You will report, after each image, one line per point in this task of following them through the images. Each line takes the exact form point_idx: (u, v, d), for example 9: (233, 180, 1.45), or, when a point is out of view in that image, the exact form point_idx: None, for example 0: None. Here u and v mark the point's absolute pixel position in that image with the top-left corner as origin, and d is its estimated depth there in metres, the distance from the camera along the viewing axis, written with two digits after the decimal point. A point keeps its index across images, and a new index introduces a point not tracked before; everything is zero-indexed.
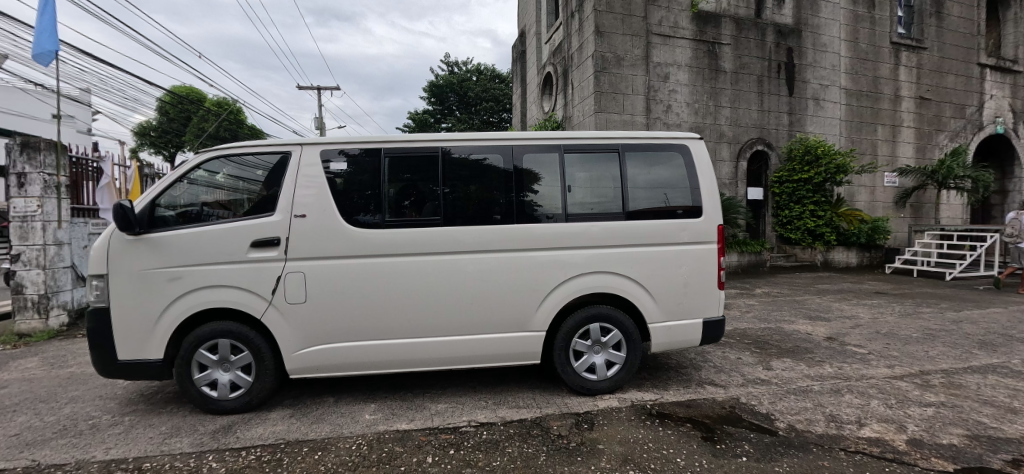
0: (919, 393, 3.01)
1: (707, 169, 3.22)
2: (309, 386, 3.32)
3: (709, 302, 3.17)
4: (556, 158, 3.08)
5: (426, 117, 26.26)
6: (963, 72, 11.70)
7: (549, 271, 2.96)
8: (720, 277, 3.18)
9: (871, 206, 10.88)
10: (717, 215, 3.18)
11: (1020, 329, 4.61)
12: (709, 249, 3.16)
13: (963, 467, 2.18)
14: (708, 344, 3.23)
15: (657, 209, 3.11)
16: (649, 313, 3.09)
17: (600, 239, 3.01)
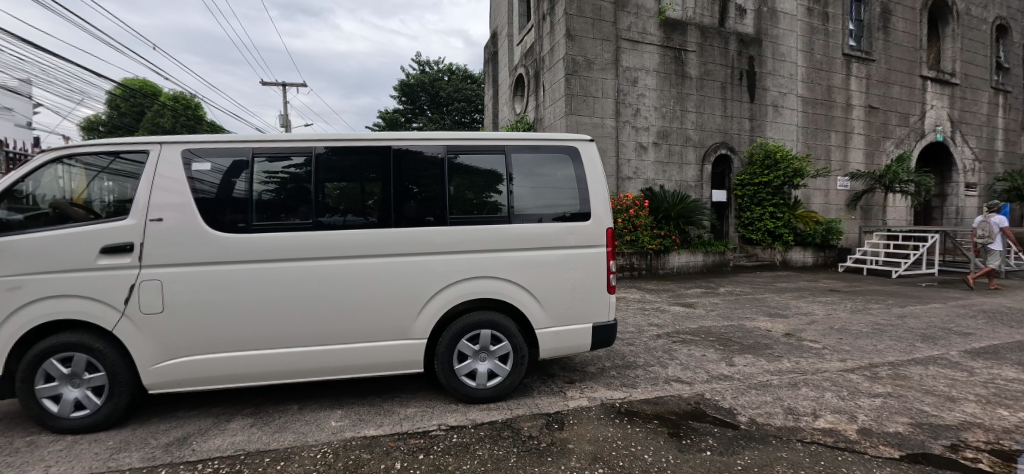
0: (868, 385, 3.18)
1: (597, 172, 3.20)
2: (271, 392, 3.20)
3: (599, 307, 3.13)
4: (438, 160, 2.99)
5: (397, 117, 25.86)
6: (907, 83, 12.49)
7: (516, 272, 2.96)
8: (611, 280, 3.14)
9: (825, 208, 11.45)
10: (607, 219, 3.15)
11: (958, 323, 4.96)
12: (597, 252, 3.12)
13: (909, 453, 2.31)
14: (600, 349, 3.18)
15: (546, 214, 3.06)
16: (537, 318, 3.02)
17: (546, 239, 3.02)
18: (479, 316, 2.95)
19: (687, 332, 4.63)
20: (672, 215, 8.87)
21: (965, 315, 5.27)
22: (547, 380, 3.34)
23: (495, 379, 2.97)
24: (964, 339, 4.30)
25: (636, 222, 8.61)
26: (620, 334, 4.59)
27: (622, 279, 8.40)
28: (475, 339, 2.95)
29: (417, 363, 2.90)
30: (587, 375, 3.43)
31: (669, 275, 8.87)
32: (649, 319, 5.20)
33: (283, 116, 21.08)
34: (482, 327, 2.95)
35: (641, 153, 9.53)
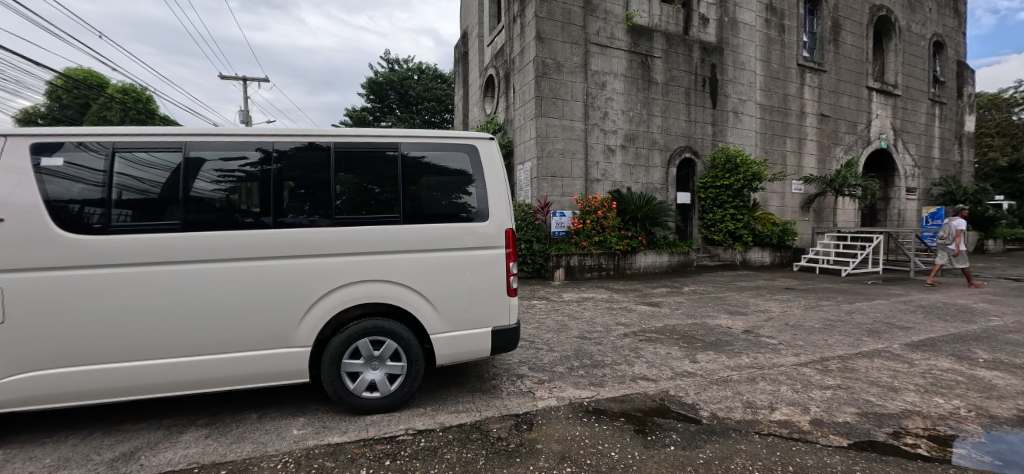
0: (820, 378, 3.35)
1: (496, 172, 3.11)
2: (230, 401, 3.06)
3: (499, 311, 3.02)
4: (324, 158, 2.82)
5: (365, 115, 25.31)
6: (856, 94, 13.25)
7: (418, 274, 2.85)
8: (510, 282, 3.04)
9: (782, 210, 11.99)
10: (505, 219, 3.05)
11: (900, 317, 5.31)
12: (497, 254, 3.02)
13: (855, 441, 2.45)
14: (504, 353, 3.08)
15: (442, 213, 2.94)
16: (432, 323, 2.88)
17: (440, 241, 2.90)
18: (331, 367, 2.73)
19: (652, 330, 4.74)
20: (639, 216, 9.07)
21: (907, 311, 5.64)
22: (515, 381, 3.34)
23: (404, 374, 2.85)
24: (905, 333, 4.59)
25: (604, 223, 8.81)
26: (588, 333, 4.66)
27: (590, 279, 8.53)
28: (358, 379, 2.78)
29: (304, 373, 2.73)
30: (555, 375, 3.46)
31: (636, 275, 9.06)
32: (617, 319, 5.30)
33: (244, 112, 20.29)
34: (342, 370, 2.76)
35: (609, 155, 9.70)
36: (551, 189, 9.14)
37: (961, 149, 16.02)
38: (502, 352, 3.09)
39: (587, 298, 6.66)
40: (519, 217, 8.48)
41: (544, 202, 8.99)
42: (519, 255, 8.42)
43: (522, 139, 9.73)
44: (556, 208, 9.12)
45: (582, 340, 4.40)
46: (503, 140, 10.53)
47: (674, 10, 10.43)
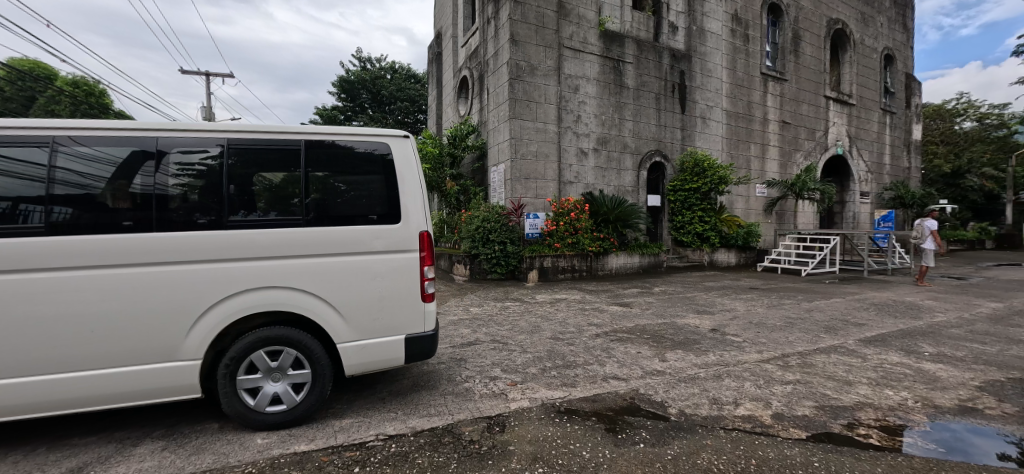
0: (781, 373, 3.48)
1: (409, 172, 2.98)
2: (187, 411, 2.93)
3: (412, 317, 2.90)
4: (216, 159, 2.65)
5: (336, 114, 24.72)
6: (814, 102, 13.89)
7: (321, 280, 2.70)
8: (425, 288, 2.94)
9: (746, 213, 12.43)
10: (418, 221, 2.94)
11: (855, 314, 5.59)
12: (409, 257, 2.90)
13: (813, 434, 2.56)
14: (421, 360, 2.96)
15: (349, 215, 2.81)
16: (338, 332, 2.75)
17: (345, 245, 2.77)
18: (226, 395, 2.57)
19: (623, 330, 4.82)
20: (611, 218, 9.21)
21: (861, 308, 5.94)
22: (487, 382, 3.33)
23: (310, 382, 2.71)
24: (859, 329, 4.83)
25: (577, 225, 8.90)
26: (561, 334, 4.70)
27: (563, 281, 8.61)
28: (283, 399, 2.65)
29: (196, 387, 2.54)
30: (527, 376, 3.47)
31: (608, 276, 9.20)
32: (589, 319, 5.37)
33: (207, 109, 19.47)
34: (258, 408, 2.61)
35: (582, 158, 9.82)
36: (525, 191, 9.18)
37: (908, 156, 17.02)
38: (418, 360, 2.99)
39: (560, 299, 6.72)
40: (493, 219, 8.46)
41: (518, 204, 9.03)
42: (493, 257, 8.42)
43: (495, 141, 9.73)
44: (530, 210, 9.17)
45: (555, 341, 4.43)
46: (477, 142, 10.50)
47: (645, 17, 10.68)
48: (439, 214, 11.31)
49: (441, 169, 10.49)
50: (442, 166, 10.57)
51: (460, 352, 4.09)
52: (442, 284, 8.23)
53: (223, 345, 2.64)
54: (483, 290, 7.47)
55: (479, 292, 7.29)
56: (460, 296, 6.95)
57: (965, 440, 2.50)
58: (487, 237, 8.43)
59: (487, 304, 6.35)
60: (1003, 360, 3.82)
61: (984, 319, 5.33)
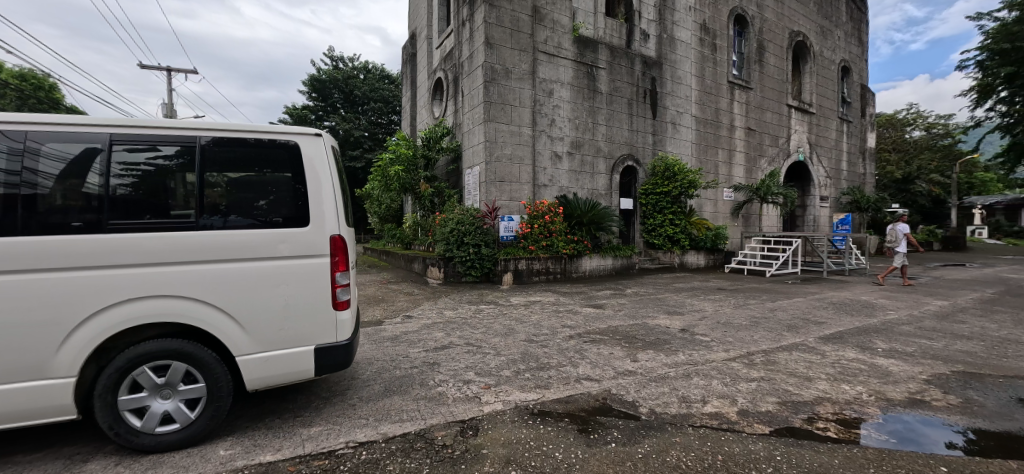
0: (746, 371, 3.60)
1: (316, 171, 2.81)
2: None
3: (322, 326, 2.74)
4: (100, 157, 2.43)
5: (306, 113, 24.10)
6: (777, 110, 14.46)
7: (217, 288, 2.50)
8: (338, 295, 2.79)
9: (714, 216, 12.81)
10: (330, 224, 2.78)
11: (815, 313, 5.85)
12: (318, 262, 2.74)
13: (776, 429, 2.65)
14: (335, 372, 2.80)
15: (251, 218, 2.64)
16: (238, 343, 2.55)
17: (245, 250, 2.57)
18: (104, 415, 2.33)
19: (596, 332, 4.88)
20: (585, 221, 9.31)
21: (821, 307, 6.21)
22: (460, 386, 3.31)
23: (205, 396, 2.51)
24: (819, 327, 5.04)
25: (551, 228, 8.96)
26: (535, 336, 4.71)
27: (538, 283, 8.64)
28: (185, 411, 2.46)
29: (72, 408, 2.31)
30: (501, 379, 3.46)
31: (582, 278, 9.29)
32: (562, 321, 5.41)
33: (168, 106, 18.65)
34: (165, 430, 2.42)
35: (556, 161, 9.90)
36: (499, 193, 9.18)
37: (864, 162, 17.93)
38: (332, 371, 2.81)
39: (534, 301, 6.74)
40: (468, 222, 8.41)
41: (492, 207, 9.01)
42: (467, 260, 8.39)
43: (470, 143, 9.71)
44: (504, 212, 9.19)
45: (528, 343, 4.44)
46: (451, 144, 10.44)
47: (617, 24, 10.89)
48: (413, 217, 11.18)
49: (415, 171, 10.39)
50: (416, 169, 10.47)
51: (433, 356, 4.04)
52: (416, 287, 8.13)
53: (103, 359, 2.40)
54: (457, 293, 7.42)
55: (453, 295, 7.23)
56: (433, 299, 6.88)
57: (917, 430, 2.64)
58: (462, 240, 8.39)
59: (461, 307, 6.31)
60: (949, 355, 4.05)
61: (932, 316, 5.66)
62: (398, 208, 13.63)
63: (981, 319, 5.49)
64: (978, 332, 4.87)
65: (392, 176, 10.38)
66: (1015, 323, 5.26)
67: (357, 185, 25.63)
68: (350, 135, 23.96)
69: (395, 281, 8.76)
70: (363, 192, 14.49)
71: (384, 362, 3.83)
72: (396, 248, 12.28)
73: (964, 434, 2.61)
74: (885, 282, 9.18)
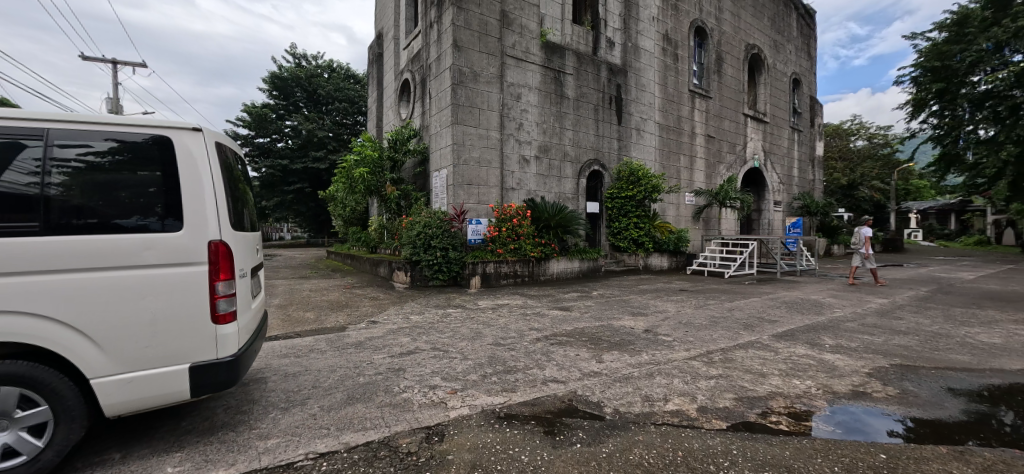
0: (705, 369, 3.72)
1: (193, 167, 2.53)
2: (96, 436, 2.63)
3: (199, 342, 2.46)
4: None
5: (267, 112, 23.19)
6: (735, 118, 15.10)
7: (63, 302, 2.19)
8: (219, 307, 2.52)
9: (677, 219, 13.20)
10: (211, 228, 2.51)
11: (769, 312, 6.13)
12: (193, 271, 2.46)
13: (732, 424, 2.75)
14: (219, 392, 2.52)
15: (114, 223, 2.37)
16: (93, 364, 2.26)
17: (101, 257, 2.28)
18: None
19: (563, 334, 4.92)
20: (552, 225, 9.40)
21: (775, 306, 6.52)
22: (426, 392, 3.26)
23: (55, 419, 2.21)
24: (773, 325, 5.28)
25: (519, 231, 9.00)
26: (502, 339, 4.70)
27: (506, 286, 8.64)
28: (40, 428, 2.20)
29: None
30: (467, 383, 3.43)
31: (550, 280, 9.36)
32: (530, 324, 5.42)
33: (113, 101, 17.52)
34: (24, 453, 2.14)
35: (524, 165, 9.95)
36: (467, 197, 9.14)
37: (813, 169, 18.97)
38: (217, 391, 2.54)
39: (502, 305, 6.74)
40: (435, 225, 8.32)
41: (460, 210, 8.95)
42: (435, 264, 8.31)
43: (437, 146, 9.62)
44: (472, 215, 9.15)
45: (496, 346, 4.43)
46: (418, 146, 10.30)
47: (584, 31, 11.09)
48: (378, 220, 10.99)
49: (381, 173, 10.21)
50: (381, 170, 10.29)
51: (398, 361, 3.96)
52: (382, 291, 7.96)
53: None
54: (424, 298, 7.32)
55: (419, 299, 7.12)
56: (400, 303, 6.76)
57: (862, 420, 2.81)
58: (429, 243, 8.29)
59: (427, 311, 6.22)
60: (888, 349, 4.34)
61: (873, 313, 6.05)
62: (363, 210, 13.32)
63: (916, 315, 5.91)
64: (914, 327, 5.24)
65: (357, 178, 10.16)
66: (945, 319, 5.69)
67: (321, 187, 24.90)
68: (314, 135, 23.27)
69: (360, 286, 8.55)
70: (327, 194, 14.08)
71: (348, 369, 3.73)
72: (361, 252, 11.98)
73: (904, 423, 2.80)
74: (834, 282, 9.73)
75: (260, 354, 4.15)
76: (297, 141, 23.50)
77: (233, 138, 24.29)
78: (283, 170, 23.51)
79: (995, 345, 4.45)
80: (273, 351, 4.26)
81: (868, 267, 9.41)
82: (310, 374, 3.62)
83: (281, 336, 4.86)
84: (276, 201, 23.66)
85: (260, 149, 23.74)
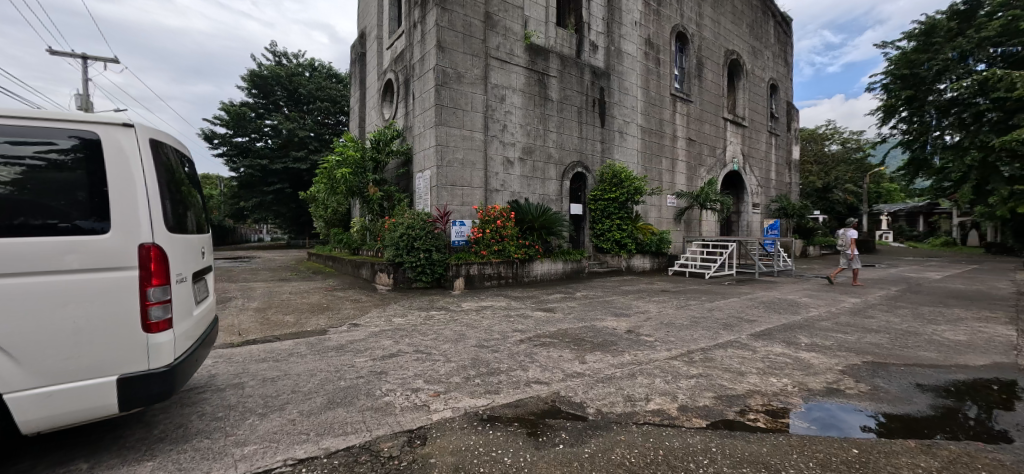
0: (685, 368, 3.77)
1: (122, 165, 2.40)
2: (61, 445, 2.53)
3: (130, 352, 2.33)
4: None
5: (246, 111, 22.71)
6: (715, 122, 15.38)
7: None
8: (151, 314, 2.39)
9: (658, 220, 13.38)
10: (142, 231, 2.38)
11: (748, 311, 6.26)
12: (122, 276, 2.32)
13: (711, 422, 2.79)
14: (152, 404, 2.40)
15: (32, 226, 2.21)
16: (7, 378, 2.10)
17: (13, 262, 2.12)
18: None
19: (546, 335, 4.93)
20: (536, 226, 9.44)
21: (753, 306, 6.65)
22: (408, 395, 3.22)
23: None
24: (751, 325, 5.39)
25: (502, 233, 9.00)
26: (485, 341, 4.69)
27: (489, 288, 8.62)
28: None
29: None
30: (450, 386, 3.41)
31: (533, 282, 9.37)
32: (513, 325, 5.42)
33: (83, 97, 16.89)
34: None
35: (508, 167, 9.95)
36: (451, 198, 9.10)
37: (790, 173, 19.46)
38: (151, 404, 2.40)
39: (485, 306, 6.72)
40: (418, 226, 8.26)
41: (444, 211, 8.91)
42: (418, 266, 8.25)
43: (421, 146, 9.55)
44: (455, 217, 9.12)
45: (479, 348, 4.41)
46: (401, 146, 10.21)
47: (568, 34, 11.15)
48: (361, 221, 10.89)
49: (363, 174, 10.09)
50: (364, 171, 10.17)
51: (380, 364, 3.91)
52: (364, 293, 7.86)
53: None
54: (407, 300, 7.25)
55: (402, 302, 7.05)
56: (382, 306, 6.68)
57: (837, 416, 2.88)
58: (412, 245, 8.22)
59: (410, 313, 6.16)
60: (860, 347, 4.47)
61: (847, 312, 6.23)
62: (344, 211, 13.14)
63: (887, 314, 6.11)
64: (885, 325, 5.41)
65: (339, 178, 10.03)
66: (914, 317, 5.90)
67: (301, 187, 24.48)
68: (294, 134, 22.88)
69: (341, 288, 8.43)
70: (308, 195, 13.85)
71: (328, 373, 3.67)
72: (343, 253, 11.82)
73: (876, 418, 2.88)
74: (811, 282, 9.99)
75: (237, 359, 4.05)
76: (277, 141, 23.07)
77: (210, 136, 23.70)
78: (263, 170, 23.06)
79: (961, 343, 4.63)
80: (251, 355, 4.17)
81: (852, 269, 9.66)
82: (289, 378, 3.55)
83: (259, 340, 4.76)
84: (255, 202, 23.17)
85: (238, 149, 23.23)
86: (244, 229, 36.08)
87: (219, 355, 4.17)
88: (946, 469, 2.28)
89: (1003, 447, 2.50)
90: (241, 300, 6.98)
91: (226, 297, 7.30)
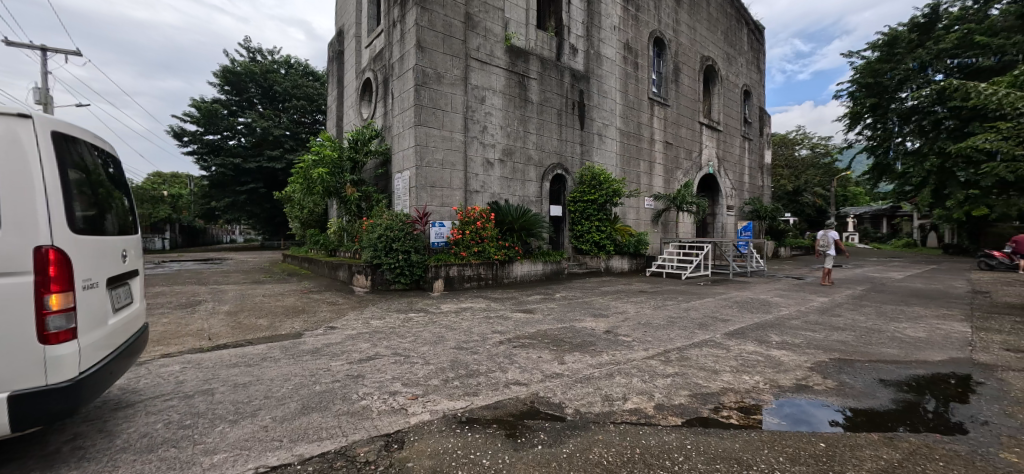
0: (662, 367, 3.84)
1: (19, 160, 2.21)
2: (12, 458, 2.39)
3: (26, 366, 2.14)
4: None
5: (218, 108, 22.07)
6: (691, 126, 15.72)
7: None
8: (50, 324, 2.22)
9: (636, 222, 13.57)
10: (40, 233, 2.21)
11: (722, 311, 6.41)
12: (14, 282, 2.14)
13: (686, 420, 2.85)
14: (55, 422, 2.22)
15: None
16: None
17: None
18: None
19: (525, 337, 4.93)
20: (515, 227, 9.46)
21: (727, 306, 6.82)
22: (385, 399, 3.17)
23: None
24: (725, 324, 5.52)
25: (482, 234, 8.98)
26: (465, 343, 4.66)
27: (469, 289, 8.58)
28: None
29: None
30: (429, 388, 3.38)
31: (513, 283, 9.37)
32: (493, 327, 5.41)
33: (42, 92, 16.10)
34: None
35: (487, 168, 9.93)
36: (430, 199, 9.03)
37: (762, 176, 20.02)
38: (54, 421, 2.23)
39: (465, 308, 6.68)
40: (397, 227, 8.16)
41: (423, 212, 8.83)
42: (396, 267, 8.15)
43: (400, 147, 9.46)
44: (435, 218, 9.05)
45: (458, 350, 4.38)
46: (380, 146, 10.08)
47: (548, 37, 11.20)
48: (338, 221, 10.73)
49: (340, 174, 9.92)
50: (341, 171, 10.02)
51: (357, 368, 3.85)
52: (341, 296, 7.72)
53: None
54: (385, 302, 7.15)
55: (379, 304, 6.94)
56: (359, 308, 6.56)
57: (805, 411, 2.97)
58: (390, 246, 8.11)
59: (388, 316, 6.07)
60: (828, 344, 4.63)
61: (815, 310, 6.45)
62: (321, 211, 12.90)
63: (853, 312, 6.35)
64: (851, 323, 5.62)
65: (315, 178, 9.85)
66: (877, 315, 6.14)
67: (276, 187, 23.90)
68: (269, 133, 22.33)
69: (317, 290, 8.26)
70: (283, 195, 13.54)
71: (303, 377, 3.59)
72: (319, 255, 11.58)
73: (843, 413, 2.98)
74: (783, 282, 10.29)
75: (207, 364, 3.92)
76: (251, 139, 22.49)
77: (180, 134, 22.93)
78: (236, 169, 22.44)
79: (920, 339, 4.85)
80: (222, 360, 4.04)
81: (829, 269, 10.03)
82: (262, 383, 3.45)
83: (231, 344, 4.61)
84: (227, 202, 22.49)
85: (209, 147, 22.56)
86: (215, 229, 34.97)
87: (188, 360, 4.03)
88: (906, 460, 2.37)
89: (958, 438, 2.62)
90: (212, 304, 6.76)
91: (196, 300, 7.05)
